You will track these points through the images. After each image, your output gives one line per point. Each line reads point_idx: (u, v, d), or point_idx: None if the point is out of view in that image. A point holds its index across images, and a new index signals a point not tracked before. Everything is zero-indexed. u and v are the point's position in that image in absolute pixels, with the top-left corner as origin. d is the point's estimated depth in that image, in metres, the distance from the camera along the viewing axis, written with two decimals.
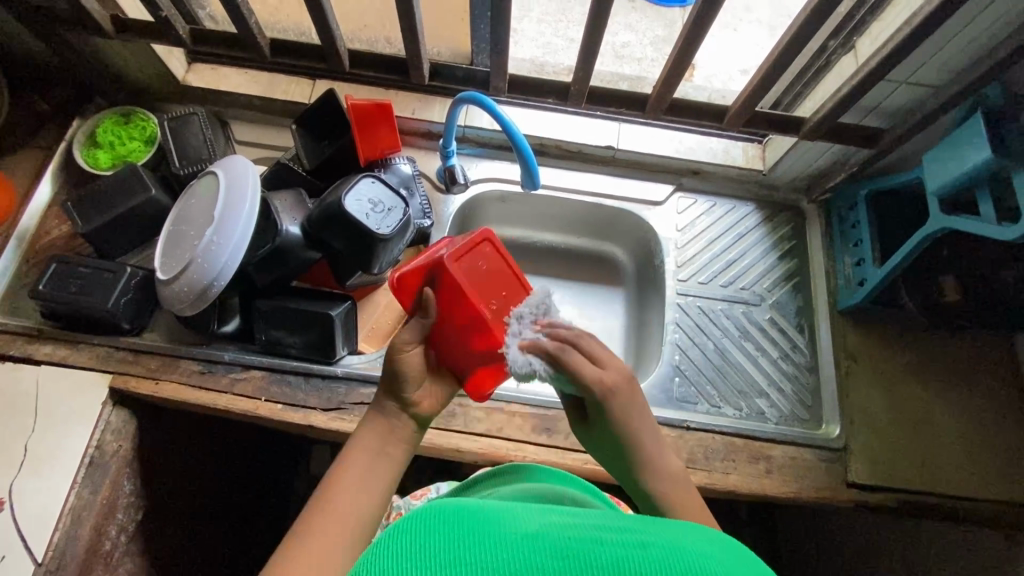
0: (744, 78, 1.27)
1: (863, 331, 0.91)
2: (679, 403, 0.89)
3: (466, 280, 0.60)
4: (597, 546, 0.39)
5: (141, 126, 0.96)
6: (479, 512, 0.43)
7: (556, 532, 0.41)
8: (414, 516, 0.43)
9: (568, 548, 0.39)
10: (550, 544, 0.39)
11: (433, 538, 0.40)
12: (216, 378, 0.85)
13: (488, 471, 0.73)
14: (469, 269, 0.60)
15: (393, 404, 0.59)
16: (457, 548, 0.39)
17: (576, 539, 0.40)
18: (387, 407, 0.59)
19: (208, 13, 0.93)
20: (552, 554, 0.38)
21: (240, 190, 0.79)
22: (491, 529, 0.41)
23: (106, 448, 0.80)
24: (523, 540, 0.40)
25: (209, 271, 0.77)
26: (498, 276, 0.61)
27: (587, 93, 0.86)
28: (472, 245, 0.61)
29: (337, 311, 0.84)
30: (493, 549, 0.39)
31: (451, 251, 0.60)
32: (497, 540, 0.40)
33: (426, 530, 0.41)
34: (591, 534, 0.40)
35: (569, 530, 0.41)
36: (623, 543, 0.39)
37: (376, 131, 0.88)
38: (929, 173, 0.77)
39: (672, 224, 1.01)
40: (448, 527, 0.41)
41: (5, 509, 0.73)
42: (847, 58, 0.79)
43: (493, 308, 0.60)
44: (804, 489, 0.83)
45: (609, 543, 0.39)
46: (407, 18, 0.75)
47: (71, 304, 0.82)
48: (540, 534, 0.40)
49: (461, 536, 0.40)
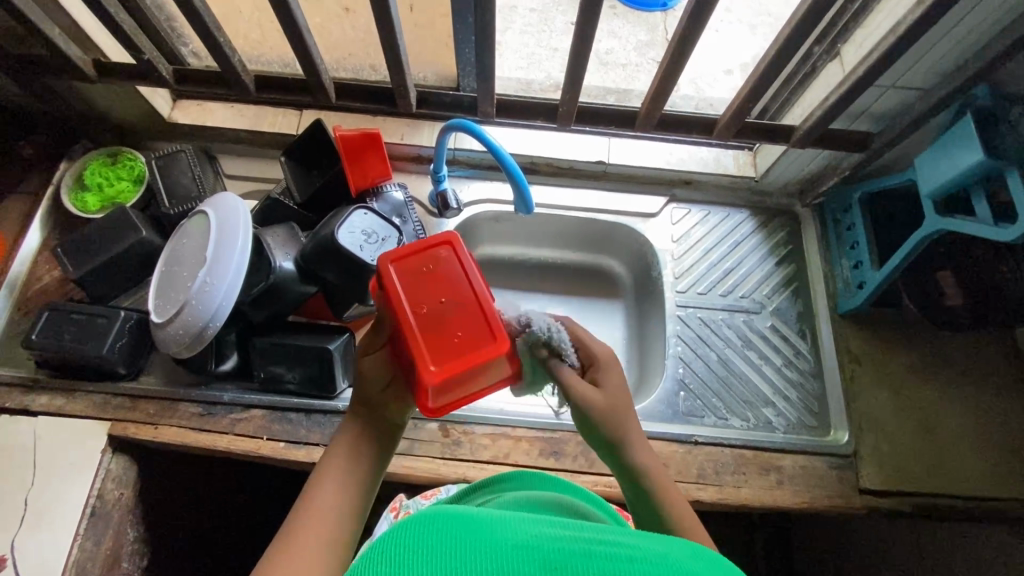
0: (728, 79, 1.28)
1: (864, 333, 0.91)
2: (686, 417, 0.88)
3: (403, 282, 0.57)
4: (588, 558, 0.38)
5: (129, 166, 0.95)
6: (470, 519, 0.42)
7: (547, 542, 0.40)
8: (402, 523, 0.41)
9: (557, 559, 0.38)
10: (541, 553, 0.38)
11: (424, 545, 0.39)
12: (217, 420, 0.84)
13: (494, 476, 0.72)
14: (410, 269, 0.57)
15: (367, 417, 0.57)
16: (449, 556, 0.38)
17: (567, 550, 0.39)
18: (360, 420, 0.57)
19: (191, 50, 0.93)
20: (543, 564, 0.38)
21: (230, 230, 0.78)
22: (480, 537, 0.40)
23: (107, 497, 0.80)
24: (512, 551, 0.39)
25: (204, 313, 0.76)
26: (444, 278, 0.57)
27: (576, 112, 0.86)
28: (427, 246, 0.58)
29: (335, 344, 0.83)
30: (485, 556, 0.38)
31: (393, 252, 0.58)
32: (487, 549, 0.39)
33: (414, 536, 0.39)
34: (580, 546, 0.40)
35: (560, 540, 0.40)
36: (613, 556, 0.39)
37: (365, 159, 0.87)
38: (921, 175, 0.77)
39: (667, 236, 1.00)
40: (440, 534, 0.40)
41: (7, 566, 0.72)
42: (833, 66, 0.79)
43: (421, 312, 0.56)
44: (816, 498, 0.82)
45: (600, 554, 0.39)
46: (391, 49, 0.74)
47: (66, 353, 0.81)
48: (531, 543, 0.40)
49: (452, 543, 0.39)
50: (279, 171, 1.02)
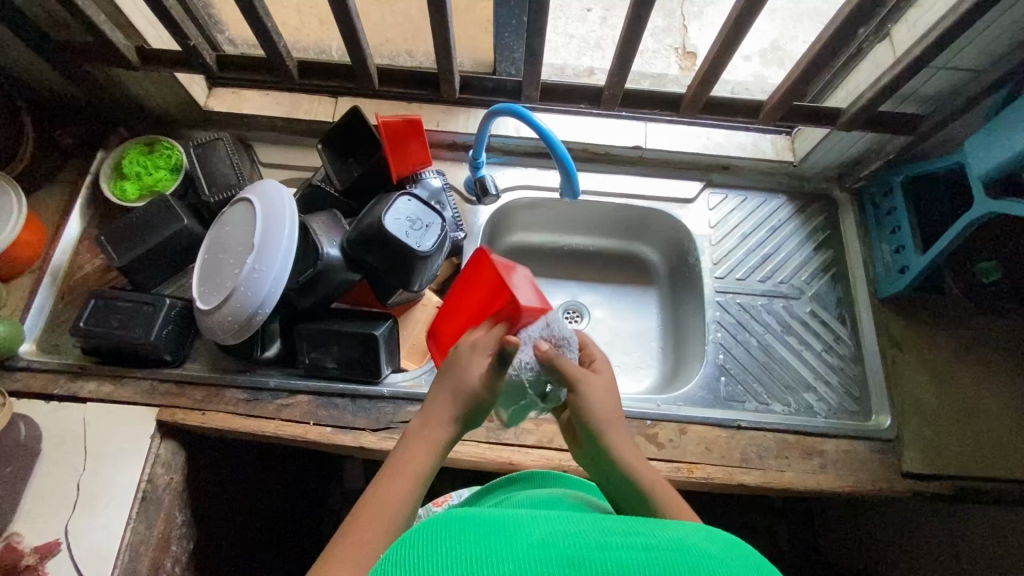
0: (749, 65, 1.26)
1: (905, 318, 0.91)
2: (726, 402, 0.88)
3: None
4: (602, 550, 0.39)
5: (166, 154, 0.95)
6: (487, 523, 0.43)
7: (563, 539, 0.41)
8: (420, 531, 0.44)
9: (572, 552, 0.39)
10: (556, 550, 0.39)
11: (441, 552, 0.41)
12: (263, 405, 0.84)
13: (505, 477, 0.74)
14: None
15: (444, 418, 0.59)
16: (466, 560, 0.40)
17: (582, 545, 0.40)
18: (437, 423, 0.59)
19: (228, 37, 0.93)
20: (560, 561, 0.38)
21: (276, 218, 0.78)
22: (498, 538, 0.41)
23: (158, 482, 0.81)
24: (528, 548, 0.40)
25: (253, 300, 0.76)
26: None
27: (621, 96, 0.85)
28: None
29: (380, 329, 0.83)
30: (501, 558, 0.39)
31: None
32: (502, 549, 0.40)
33: (429, 544, 0.41)
34: (594, 540, 0.40)
35: (574, 536, 0.41)
36: (627, 546, 0.39)
37: (407, 145, 0.87)
38: (972, 158, 0.76)
39: (704, 222, 1.00)
40: (456, 542, 0.41)
41: (63, 549, 0.75)
42: (884, 46, 0.78)
43: None
44: (860, 481, 0.82)
45: (614, 547, 0.39)
46: (440, 33, 0.74)
47: (115, 339, 0.82)
48: (548, 541, 0.41)
49: (468, 548, 0.40)
50: (313, 159, 1.01)
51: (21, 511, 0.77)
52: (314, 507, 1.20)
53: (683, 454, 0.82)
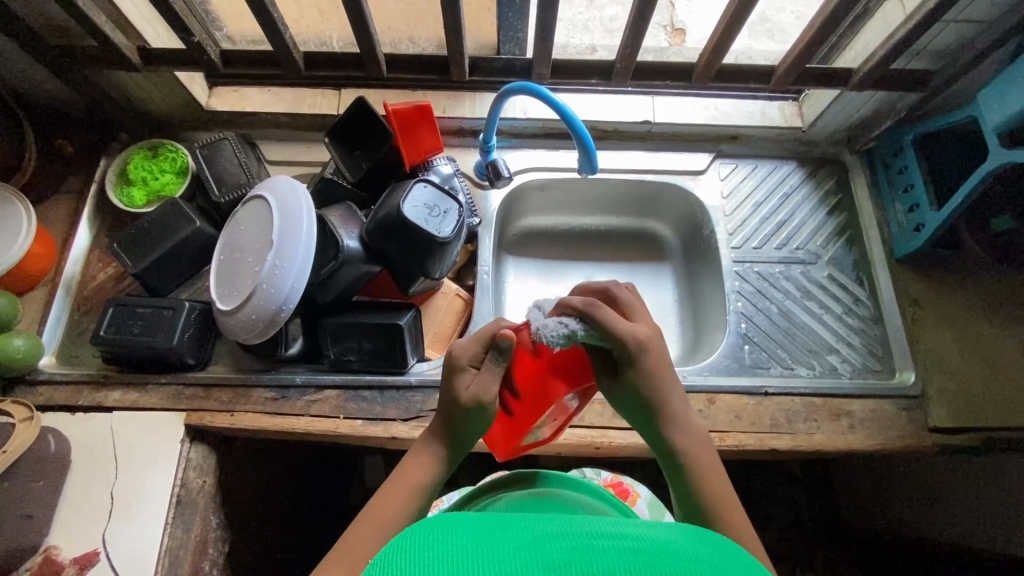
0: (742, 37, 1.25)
1: (923, 275, 0.91)
2: (752, 370, 0.89)
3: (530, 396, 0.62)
4: (590, 552, 0.36)
5: (171, 157, 0.93)
6: (471, 527, 0.40)
7: (549, 542, 0.38)
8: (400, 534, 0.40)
9: (558, 556, 0.36)
10: (542, 555, 0.36)
11: (421, 556, 0.37)
12: (291, 403, 0.84)
13: (521, 471, 0.71)
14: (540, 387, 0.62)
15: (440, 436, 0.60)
16: (449, 563, 0.36)
17: (571, 547, 0.37)
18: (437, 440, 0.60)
19: (226, 34, 0.91)
20: (545, 563, 0.35)
21: (294, 216, 0.77)
22: (480, 544, 0.38)
23: (191, 485, 0.81)
24: (515, 551, 0.37)
25: (276, 297, 0.75)
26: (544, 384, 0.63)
27: (632, 69, 0.84)
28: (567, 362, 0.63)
29: (405, 319, 0.83)
30: (486, 562, 0.36)
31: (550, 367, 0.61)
32: (484, 553, 0.37)
33: (406, 547, 0.38)
34: (583, 541, 0.38)
35: (561, 539, 0.38)
36: (617, 547, 0.37)
37: (419, 132, 0.87)
38: (986, 111, 0.76)
39: (717, 193, 1.00)
40: (438, 546, 0.38)
41: (102, 556, 0.75)
42: (892, 3, 0.78)
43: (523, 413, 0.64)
44: (889, 439, 0.83)
45: (604, 548, 0.37)
46: (451, 14, 0.73)
47: (136, 346, 0.81)
48: (535, 543, 0.38)
49: (453, 551, 0.37)
50: (319, 153, 1.00)
51: (56, 524, 0.76)
52: (339, 504, 1.20)
53: (714, 423, 0.83)
